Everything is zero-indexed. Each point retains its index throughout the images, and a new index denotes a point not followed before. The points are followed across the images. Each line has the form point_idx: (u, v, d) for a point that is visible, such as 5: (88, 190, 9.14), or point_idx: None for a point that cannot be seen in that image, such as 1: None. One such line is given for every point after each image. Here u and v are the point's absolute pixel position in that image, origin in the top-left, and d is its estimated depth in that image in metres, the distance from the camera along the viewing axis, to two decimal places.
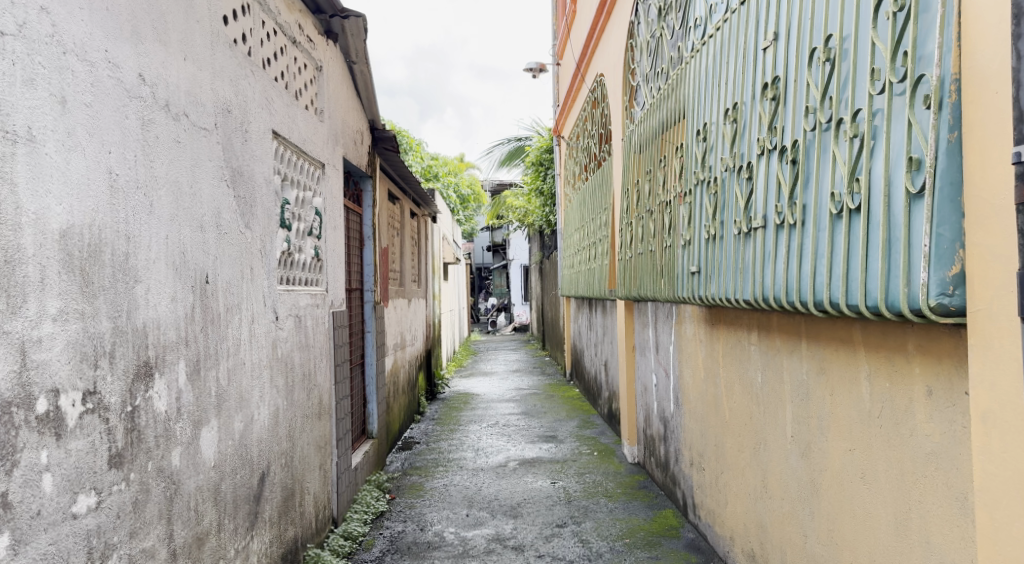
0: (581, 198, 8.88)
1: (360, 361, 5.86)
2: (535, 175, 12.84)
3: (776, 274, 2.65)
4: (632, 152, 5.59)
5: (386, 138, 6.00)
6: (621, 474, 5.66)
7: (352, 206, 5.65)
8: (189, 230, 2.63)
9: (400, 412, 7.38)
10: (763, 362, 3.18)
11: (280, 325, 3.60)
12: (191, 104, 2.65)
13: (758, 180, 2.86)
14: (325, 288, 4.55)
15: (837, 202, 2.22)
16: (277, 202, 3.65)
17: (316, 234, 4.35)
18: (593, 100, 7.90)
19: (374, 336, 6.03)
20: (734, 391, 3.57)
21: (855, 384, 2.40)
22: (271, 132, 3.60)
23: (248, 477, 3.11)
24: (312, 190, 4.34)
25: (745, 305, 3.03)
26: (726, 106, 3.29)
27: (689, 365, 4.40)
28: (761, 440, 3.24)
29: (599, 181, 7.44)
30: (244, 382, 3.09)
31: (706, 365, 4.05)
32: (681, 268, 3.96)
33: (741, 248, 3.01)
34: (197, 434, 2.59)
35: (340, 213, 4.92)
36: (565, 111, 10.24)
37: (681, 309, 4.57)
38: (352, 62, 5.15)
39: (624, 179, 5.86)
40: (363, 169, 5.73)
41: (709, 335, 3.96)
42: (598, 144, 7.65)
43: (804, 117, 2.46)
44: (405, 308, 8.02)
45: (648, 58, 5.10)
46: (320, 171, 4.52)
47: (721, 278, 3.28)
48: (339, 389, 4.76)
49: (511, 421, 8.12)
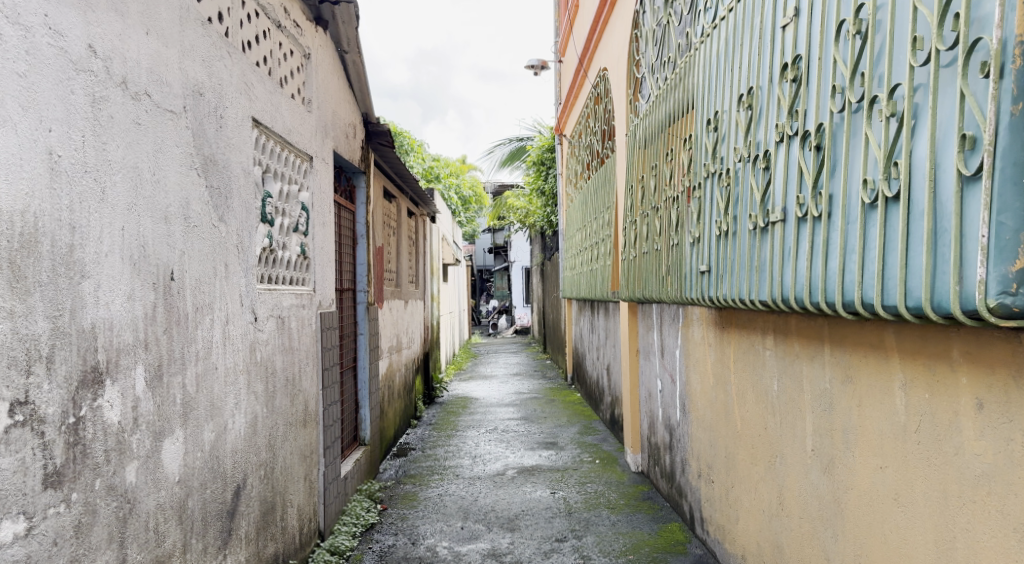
0: (583, 197, 8.65)
1: (352, 365, 5.62)
2: (536, 175, 12.60)
3: (796, 273, 2.41)
4: (637, 147, 5.35)
5: (380, 132, 5.77)
6: (624, 484, 5.41)
7: (344, 203, 5.41)
8: (151, 222, 2.39)
9: (395, 417, 7.13)
10: (780, 369, 2.94)
11: (260, 327, 3.37)
12: (154, 83, 2.41)
13: (776, 171, 2.63)
14: (313, 287, 4.31)
15: (870, 190, 1.98)
16: (256, 195, 3.41)
17: (303, 230, 4.11)
18: (595, 96, 7.66)
19: (367, 339, 5.79)
20: (747, 398, 3.33)
21: (887, 394, 2.16)
22: (251, 120, 3.36)
23: (221, 492, 2.87)
24: (299, 183, 4.10)
25: (760, 306, 2.79)
26: (739, 93, 3.05)
27: (697, 370, 4.16)
28: (777, 453, 3.00)
29: (602, 179, 7.20)
30: (216, 388, 2.86)
31: (715, 371, 3.81)
32: (689, 267, 3.72)
33: (756, 244, 2.76)
34: (157, 447, 2.36)
35: (330, 208, 4.69)
36: (567, 109, 9.99)
37: (688, 311, 4.33)
38: (343, 52, 4.92)
39: (628, 176, 5.62)
40: (355, 164, 5.50)
41: (719, 339, 3.72)
42: (601, 142, 7.41)
43: (830, 97, 2.22)
44: (401, 309, 7.79)
45: (654, 48, 4.87)
46: (308, 164, 4.28)
47: (734, 277, 3.04)
48: (328, 394, 4.52)
49: (510, 426, 7.87)
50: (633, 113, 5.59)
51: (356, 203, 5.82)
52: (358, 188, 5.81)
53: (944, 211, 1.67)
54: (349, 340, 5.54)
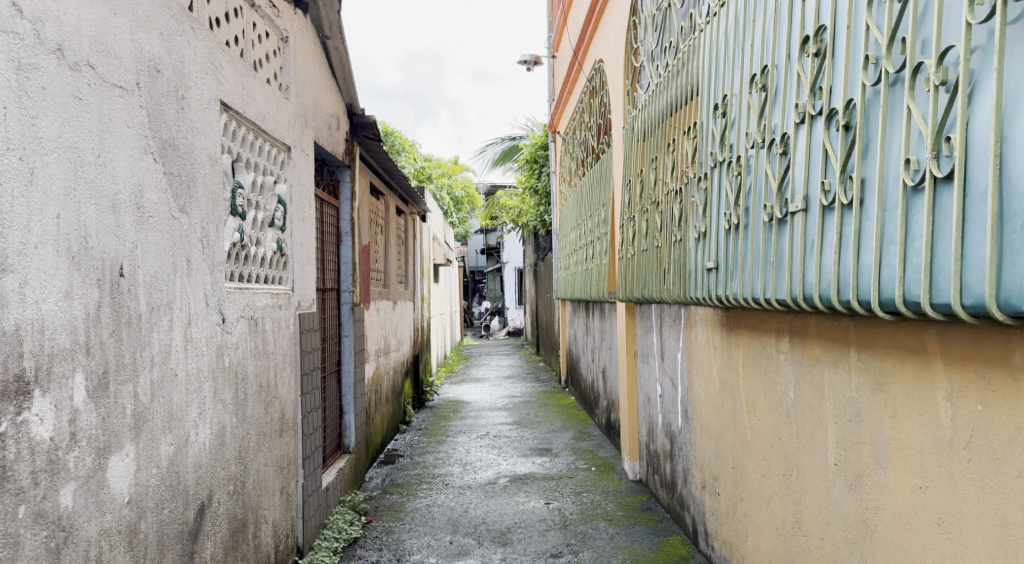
0: (578, 195, 8.38)
1: (336, 369, 5.33)
2: (529, 173, 12.35)
3: (821, 267, 2.16)
4: (635, 139, 5.10)
5: (365, 124, 5.50)
6: (622, 493, 5.15)
7: (327, 198, 5.14)
8: (95, 210, 2.12)
9: (382, 422, 6.86)
10: (796, 375, 2.69)
11: (228, 328, 3.09)
12: (99, 54, 2.15)
13: (796, 155, 2.37)
14: (292, 286, 4.04)
15: (914, 171, 1.72)
16: (224, 185, 3.13)
17: (279, 225, 3.84)
18: (590, 89, 7.41)
19: (352, 341, 5.51)
20: (758, 406, 3.07)
21: (927, 405, 1.91)
22: (219, 103, 3.10)
23: (182, 511, 2.60)
24: (275, 175, 3.83)
25: (776, 305, 2.53)
26: (751, 73, 2.80)
27: (701, 375, 3.90)
28: (792, 465, 2.74)
29: (597, 175, 6.94)
30: (175, 397, 2.58)
31: (722, 376, 3.55)
32: (693, 263, 3.46)
33: (773, 237, 2.51)
34: (101, 464, 2.09)
35: (310, 203, 4.41)
36: (561, 105, 9.74)
37: (691, 311, 4.07)
38: (325, 37, 4.65)
39: (625, 171, 5.37)
40: (339, 157, 5.23)
41: (726, 342, 3.46)
42: (596, 136, 7.16)
43: (861, 69, 1.97)
44: (389, 311, 7.52)
45: (654, 35, 4.62)
46: (286, 154, 4.01)
47: (745, 274, 2.78)
48: (307, 401, 4.24)
49: (503, 431, 7.60)
50: (630, 105, 5.33)
51: (340, 198, 5.54)
52: (342, 182, 5.53)
53: (1014, 191, 1.43)
54: (333, 342, 5.26)
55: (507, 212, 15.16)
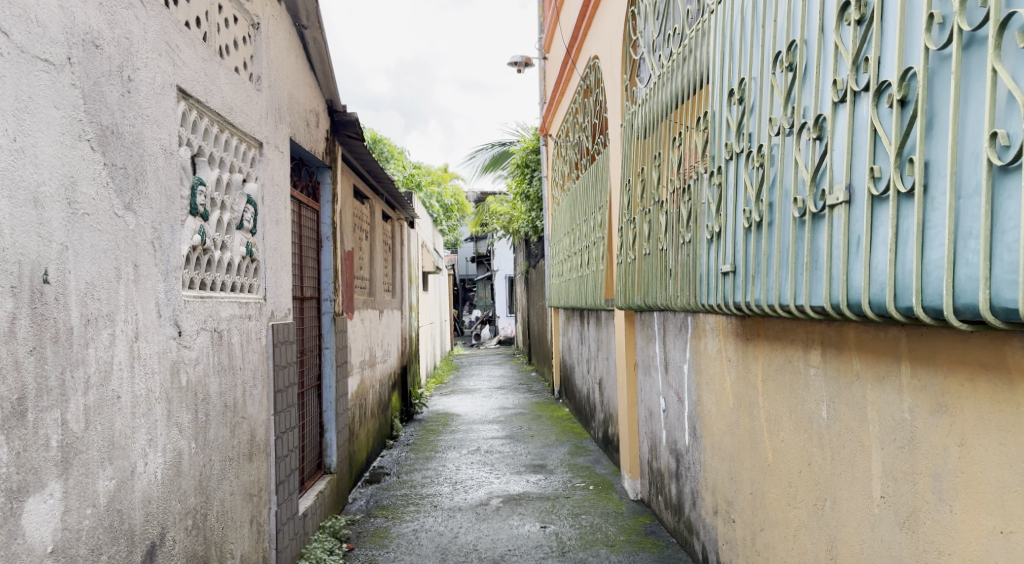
0: (572, 200, 8.06)
1: (316, 384, 4.98)
2: (520, 178, 12.02)
3: (873, 268, 1.85)
4: (635, 136, 4.79)
5: (347, 123, 5.16)
6: (623, 514, 4.81)
7: (306, 200, 4.79)
8: (9, 204, 1.78)
9: (367, 438, 6.49)
10: (831, 393, 2.37)
11: (186, 342, 2.74)
12: (15, 20, 1.81)
13: (835, 139, 2.06)
14: (264, 295, 3.69)
15: (1004, 146, 1.43)
16: (182, 182, 2.79)
17: (248, 228, 3.49)
18: (584, 88, 7.10)
19: (333, 353, 5.15)
20: (782, 426, 2.75)
21: (1008, 431, 1.59)
22: (177, 90, 2.75)
23: (126, 556, 2.24)
24: (243, 172, 3.48)
25: (810, 313, 2.22)
26: (776, 51, 2.49)
27: (712, 389, 3.58)
28: (825, 494, 2.42)
29: (593, 177, 6.62)
30: (118, 424, 2.22)
31: (737, 391, 3.22)
32: (705, 266, 3.15)
33: (807, 235, 2.20)
34: (15, 508, 1.74)
35: (286, 204, 4.07)
36: (553, 106, 9.43)
37: (699, 320, 3.75)
38: (302, 27, 4.31)
39: (624, 171, 5.06)
40: (318, 156, 4.89)
41: (742, 353, 3.13)
42: (591, 137, 6.84)
43: (923, 30, 1.65)
44: (375, 321, 7.17)
45: (656, 24, 4.31)
46: (257, 151, 3.67)
47: (771, 277, 2.47)
48: (282, 420, 3.89)
49: (495, 446, 7.25)
50: (629, 101, 5.02)
51: (321, 200, 5.19)
52: (323, 184, 5.18)
53: None
54: (312, 355, 4.90)
55: (498, 218, 14.83)
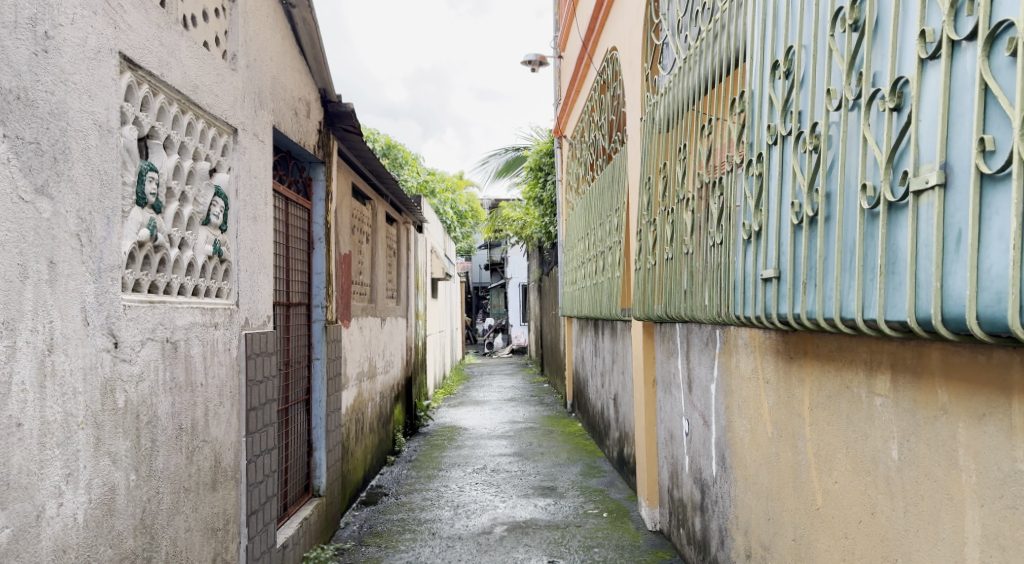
0: (586, 203, 7.61)
1: (304, 398, 4.55)
2: (533, 182, 11.58)
3: (984, 272, 1.40)
4: (657, 130, 4.33)
5: (342, 114, 4.74)
6: (639, 548, 4.35)
7: (294, 197, 4.37)
8: None
9: (364, 455, 6.05)
10: (905, 430, 1.90)
11: (125, 355, 2.32)
12: None
13: (923, 107, 1.60)
14: (236, 300, 3.28)
15: None
16: (125, 166, 2.37)
17: (216, 224, 3.08)
18: (600, 83, 6.64)
19: (324, 365, 4.72)
20: (835, 465, 2.29)
21: None
22: (120, 57, 2.34)
23: None
24: (212, 161, 3.08)
25: (883, 330, 1.76)
26: (836, 7, 2.04)
27: (745, 414, 3.12)
28: (894, 554, 1.95)
29: (609, 177, 6.17)
30: (16, 458, 1.80)
31: (777, 419, 2.76)
32: (740, 271, 2.69)
33: (882, 232, 1.74)
34: None
35: (266, 199, 3.65)
36: (568, 106, 8.99)
37: (729, 333, 3.29)
38: (289, 5, 3.91)
39: (643, 168, 4.60)
40: (309, 150, 4.47)
41: (784, 374, 2.67)
42: (608, 136, 6.37)
43: None
44: (376, 329, 6.74)
45: (681, 3, 3.87)
46: (230, 138, 3.26)
47: (828, 284, 2.01)
48: (257, 442, 3.46)
49: (502, 464, 6.80)
50: (650, 91, 4.57)
51: (312, 198, 4.76)
52: (315, 180, 4.75)
53: None
54: (299, 368, 4.47)
55: (511, 224, 14.39)
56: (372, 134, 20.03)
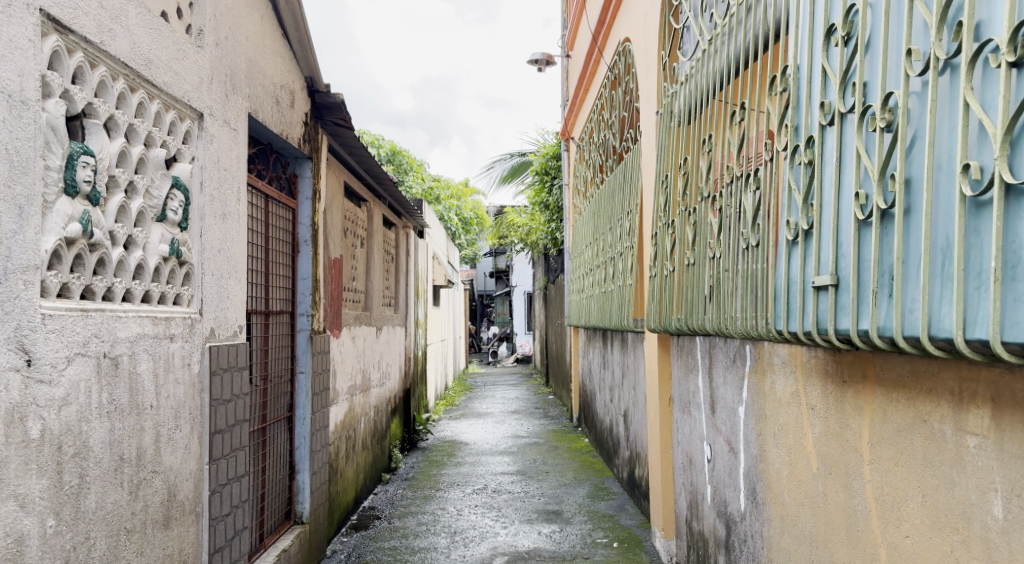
0: (595, 207, 7.19)
1: (284, 416, 4.14)
2: (539, 187, 11.17)
3: None
4: (676, 122, 3.93)
5: (331, 105, 4.35)
6: None
7: (276, 194, 3.97)
8: None
9: (356, 475, 5.64)
10: (1015, 483, 1.49)
11: (41, 374, 1.91)
12: None
13: None
14: (198, 308, 2.88)
15: None
16: (48, 147, 1.97)
17: (172, 220, 2.68)
18: (610, 79, 6.23)
19: (309, 379, 4.31)
20: (907, 516, 1.87)
21: None
22: (42, 15, 1.95)
23: None
24: (169, 147, 2.68)
25: (996, 353, 1.36)
26: None
27: (783, 444, 2.70)
28: None
29: (621, 178, 5.76)
30: None
31: (825, 453, 2.35)
32: (783, 277, 2.29)
33: (997, 227, 1.34)
34: None
35: (238, 195, 3.25)
36: (577, 107, 8.59)
37: (762, 349, 2.88)
38: None
39: (659, 165, 4.20)
40: (294, 143, 4.08)
41: (836, 401, 2.26)
42: (619, 134, 5.96)
43: None
44: (370, 339, 6.34)
45: None
46: (193, 124, 2.87)
47: (911, 294, 1.61)
48: (224, 469, 3.06)
49: (504, 484, 6.38)
50: (668, 81, 4.16)
51: (298, 197, 4.33)
52: (301, 177, 4.33)
53: None
54: (280, 383, 4.06)
55: (516, 230, 13.98)
56: (376, 139, 19.72)
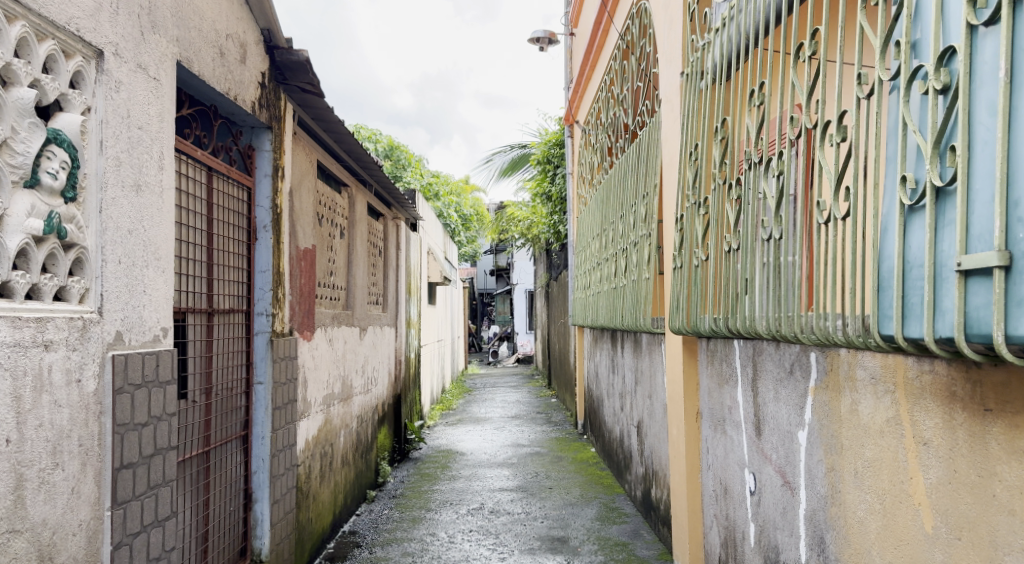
0: (602, 195, 6.50)
1: (237, 435, 3.46)
2: (541, 176, 10.48)
3: None
4: (708, 78, 3.24)
5: (294, 65, 3.67)
6: None
7: (223, 168, 3.27)
8: None
9: (333, 496, 4.96)
10: None
11: None
12: None
13: None
14: (97, 306, 2.20)
15: None
16: None
17: (49, 187, 2.00)
18: (622, 48, 5.53)
19: (269, 391, 3.61)
20: None
21: None
22: None
23: None
24: (45, 90, 1.99)
25: None
26: None
27: (871, 487, 2.01)
28: None
29: (634, 159, 5.07)
30: None
31: (947, 509, 1.66)
32: (897, 258, 1.60)
33: None
34: None
35: (161, 163, 2.56)
36: (583, 87, 7.89)
37: (838, 359, 2.19)
38: None
39: (685, 135, 3.51)
40: (249, 108, 3.39)
41: (972, 438, 1.57)
42: (631, 109, 5.28)
43: None
44: (353, 341, 5.64)
45: None
46: (88, 65, 2.18)
47: None
48: (140, 512, 2.37)
49: (503, 503, 5.69)
50: (696, 33, 3.48)
51: (255, 173, 3.63)
52: (259, 151, 3.63)
53: None
54: (229, 396, 3.38)
55: (517, 224, 13.25)
56: (374, 134, 19.00)
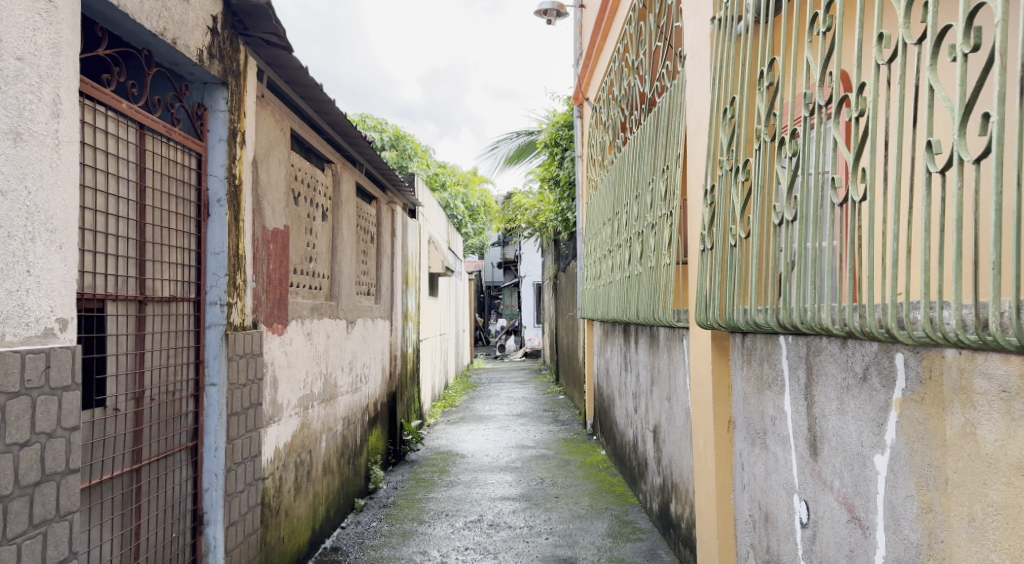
0: (615, 176, 5.91)
1: (180, 447, 2.89)
2: (549, 160, 9.90)
3: None
4: (747, 19, 2.66)
5: (255, 11, 3.11)
6: None
7: (160, 126, 2.71)
8: None
9: (311, 510, 4.41)
10: None
11: None
12: None
13: None
14: None
15: None
16: None
17: None
18: (638, 8, 4.96)
19: (223, 395, 3.04)
20: None
21: None
22: None
23: None
24: None
25: None
26: None
27: (1000, 545, 1.44)
28: None
29: (653, 130, 4.48)
30: None
31: None
32: None
33: None
34: None
35: (57, 110, 2.00)
36: (594, 61, 7.29)
37: (944, 363, 1.61)
38: None
39: (716, 93, 2.95)
40: (196, 57, 2.83)
41: None
42: (649, 74, 4.69)
43: None
44: (337, 335, 5.09)
45: None
46: None
47: None
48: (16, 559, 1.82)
49: (504, 515, 5.14)
50: None
51: (207, 137, 3.06)
52: (211, 110, 3.06)
53: None
54: (169, 401, 2.81)
55: (524, 213, 12.65)
56: (379, 122, 18.43)
